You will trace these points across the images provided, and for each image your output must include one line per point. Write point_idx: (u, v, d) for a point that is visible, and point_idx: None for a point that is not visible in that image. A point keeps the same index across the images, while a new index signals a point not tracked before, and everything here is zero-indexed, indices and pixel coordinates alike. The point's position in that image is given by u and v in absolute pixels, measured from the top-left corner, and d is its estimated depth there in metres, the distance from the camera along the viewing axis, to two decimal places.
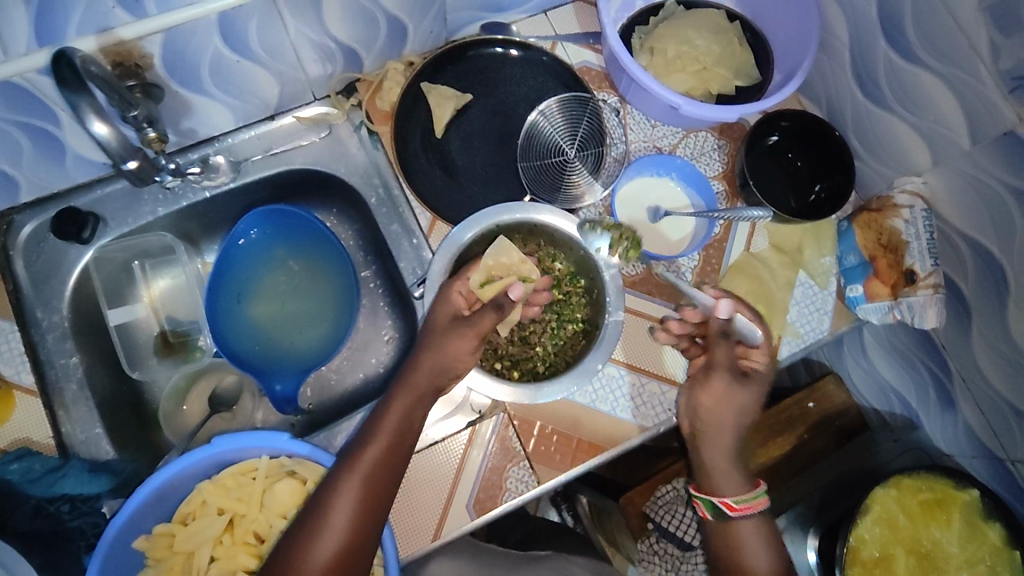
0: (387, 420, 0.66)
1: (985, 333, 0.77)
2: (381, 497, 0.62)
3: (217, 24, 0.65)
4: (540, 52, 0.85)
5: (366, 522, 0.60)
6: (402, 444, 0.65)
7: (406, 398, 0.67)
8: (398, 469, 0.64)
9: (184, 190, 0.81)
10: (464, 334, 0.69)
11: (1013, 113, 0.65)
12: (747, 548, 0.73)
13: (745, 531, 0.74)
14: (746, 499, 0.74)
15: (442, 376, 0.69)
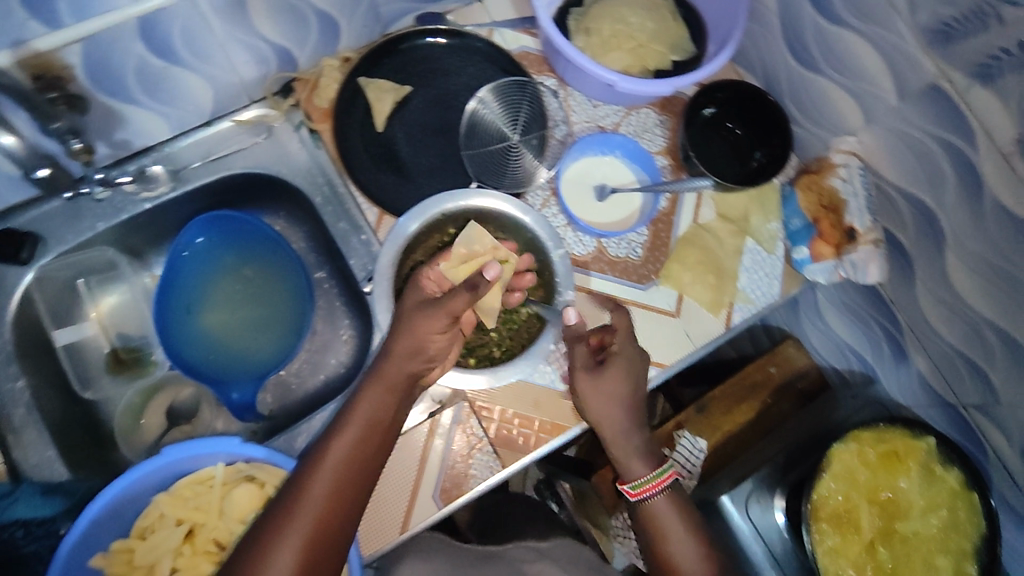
0: (358, 412, 0.62)
1: (928, 283, 0.80)
2: (351, 493, 0.58)
3: (138, 30, 0.64)
4: (474, 38, 0.85)
5: (333, 521, 0.56)
6: (375, 437, 0.62)
7: (377, 387, 0.64)
8: (369, 464, 0.60)
9: (122, 202, 0.79)
10: (435, 316, 0.65)
11: (933, 66, 0.66)
12: (670, 539, 0.70)
13: (659, 513, 0.72)
14: (651, 478, 0.72)
15: (414, 364, 0.66)
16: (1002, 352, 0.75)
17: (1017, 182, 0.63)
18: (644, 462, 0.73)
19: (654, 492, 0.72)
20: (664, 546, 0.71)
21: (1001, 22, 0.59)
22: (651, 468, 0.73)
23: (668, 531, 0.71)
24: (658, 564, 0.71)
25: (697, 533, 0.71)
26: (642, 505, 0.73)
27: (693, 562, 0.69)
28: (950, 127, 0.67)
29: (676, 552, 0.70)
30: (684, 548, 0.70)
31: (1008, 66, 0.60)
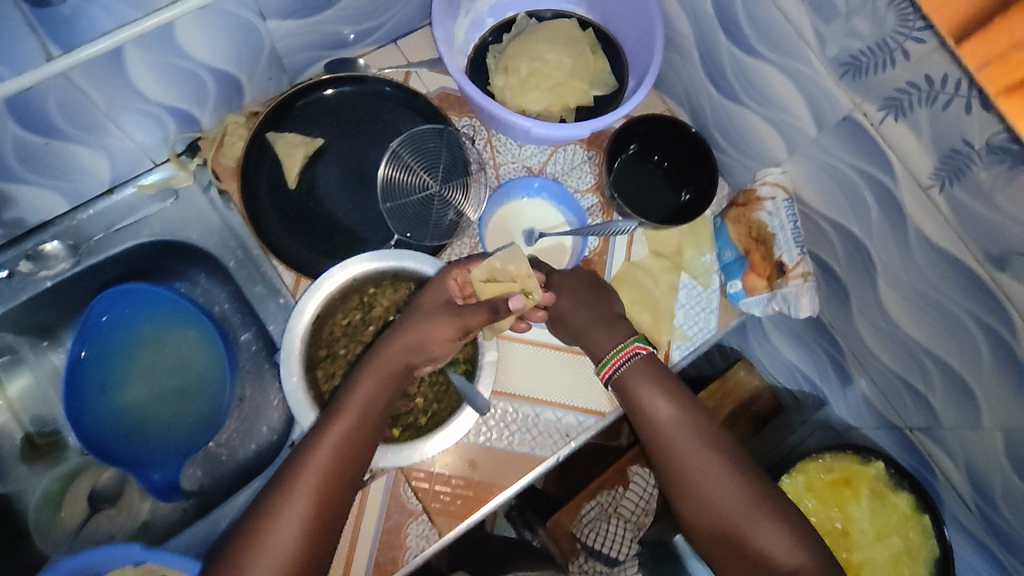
0: (353, 400, 0.63)
1: (864, 310, 0.77)
2: (341, 484, 0.61)
3: (8, 111, 0.59)
4: (380, 82, 0.82)
5: (325, 508, 0.60)
6: (367, 426, 0.63)
7: (375, 375, 0.64)
8: (362, 454, 0.63)
9: (21, 283, 0.75)
10: (446, 323, 0.64)
11: (846, 98, 0.64)
12: (674, 437, 0.69)
13: (643, 398, 0.70)
14: (613, 355, 0.72)
15: (413, 357, 0.65)
16: (941, 380, 0.72)
17: (936, 214, 0.61)
18: (613, 336, 0.73)
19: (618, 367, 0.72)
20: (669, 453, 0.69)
21: (905, 57, 0.56)
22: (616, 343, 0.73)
23: (668, 436, 0.69)
24: (672, 475, 0.69)
25: (698, 429, 0.70)
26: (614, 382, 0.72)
27: (699, 461, 0.68)
28: (868, 158, 0.65)
29: (691, 464, 0.68)
30: (690, 446, 0.69)
31: (916, 100, 0.57)
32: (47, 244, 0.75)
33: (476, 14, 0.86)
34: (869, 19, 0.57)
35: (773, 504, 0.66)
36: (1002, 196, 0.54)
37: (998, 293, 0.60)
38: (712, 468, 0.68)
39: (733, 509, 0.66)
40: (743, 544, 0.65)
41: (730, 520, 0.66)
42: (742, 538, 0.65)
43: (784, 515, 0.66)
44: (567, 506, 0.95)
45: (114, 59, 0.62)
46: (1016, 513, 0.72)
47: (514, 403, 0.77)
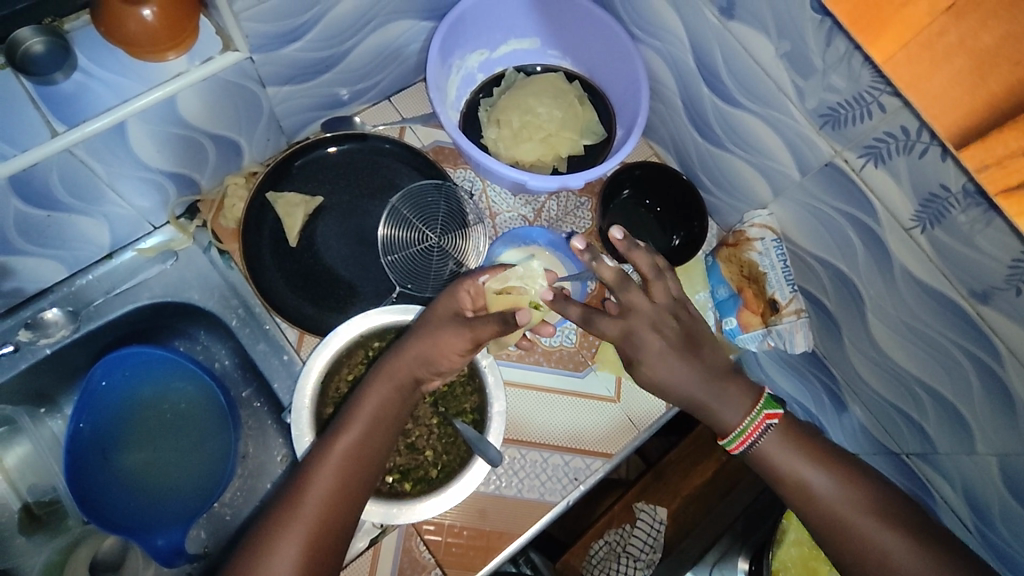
0: (364, 408, 0.65)
1: (856, 343, 0.79)
2: (350, 493, 0.62)
3: (10, 188, 0.60)
4: (381, 139, 0.84)
5: (337, 514, 0.61)
6: (376, 433, 0.65)
7: (384, 384, 0.66)
8: (372, 463, 0.64)
9: (18, 353, 0.74)
10: (458, 335, 0.65)
11: (827, 146, 0.67)
12: (802, 476, 0.65)
13: (778, 455, 0.66)
14: (746, 426, 0.66)
15: (422, 368, 0.67)
16: (933, 408, 0.74)
17: (920, 253, 0.64)
18: (735, 411, 0.66)
19: (756, 437, 0.66)
20: (804, 492, 0.65)
21: (882, 110, 0.59)
22: (740, 420, 0.66)
23: (792, 472, 0.65)
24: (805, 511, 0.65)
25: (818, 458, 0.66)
26: (750, 455, 0.67)
27: (838, 496, 0.64)
28: (851, 201, 0.69)
29: (822, 495, 0.64)
30: (823, 481, 0.65)
31: (894, 149, 0.60)
32: (47, 311, 0.76)
33: (466, 70, 0.89)
34: (845, 76, 0.60)
35: (906, 524, 0.62)
36: (981, 237, 0.57)
37: (984, 326, 0.62)
38: (840, 494, 0.64)
39: (857, 523, 0.63)
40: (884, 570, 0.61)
41: (865, 543, 0.62)
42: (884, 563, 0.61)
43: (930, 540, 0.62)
44: (575, 545, 0.96)
45: (118, 133, 0.63)
46: (1015, 534, 0.74)
47: (521, 450, 0.77)
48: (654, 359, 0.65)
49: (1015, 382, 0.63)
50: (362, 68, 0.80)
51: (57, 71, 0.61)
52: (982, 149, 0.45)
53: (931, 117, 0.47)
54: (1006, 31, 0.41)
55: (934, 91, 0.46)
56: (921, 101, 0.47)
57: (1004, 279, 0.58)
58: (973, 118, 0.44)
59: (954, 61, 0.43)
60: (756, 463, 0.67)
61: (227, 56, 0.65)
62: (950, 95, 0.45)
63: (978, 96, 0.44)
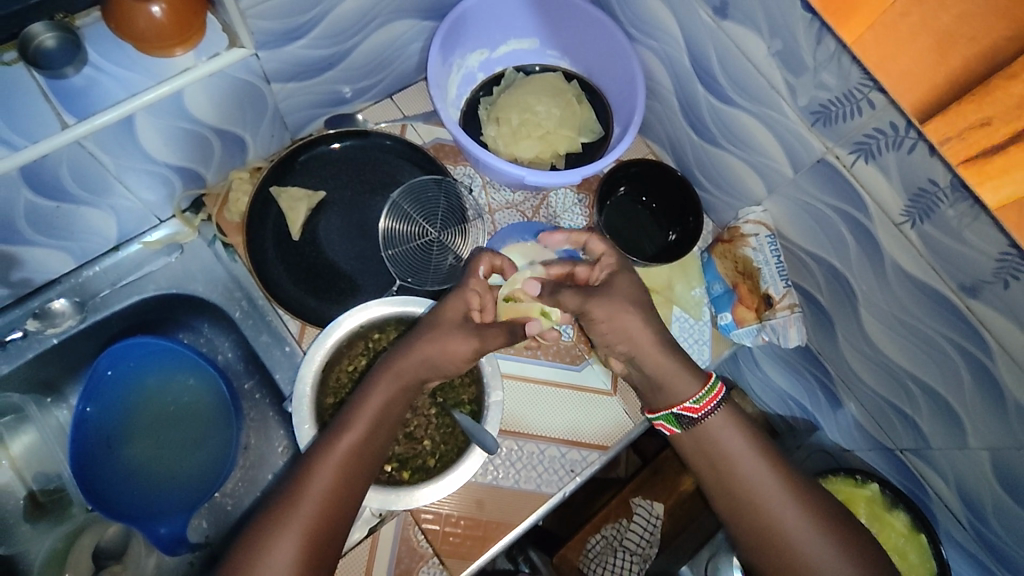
0: (369, 407, 0.65)
1: (849, 338, 0.81)
2: (350, 491, 0.63)
3: (21, 179, 0.61)
4: (383, 136, 0.86)
5: (337, 512, 0.62)
6: (378, 432, 0.66)
7: (390, 385, 0.66)
8: (373, 460, 0.65)
9: (26, 342, 0.76)
10: (466, 341, 0.67)
11: (819, 143, 0.68)
12: (736, 457, 0.69)
13: (719, 435, 0.70)
14: (701, 398, 0.70)
15: (427, 370, 0.68)
16: (925, 402, 0.75)
17: (910, 247, 0.65)
18: (694, 382, 0.71)
19: (710, 409, 0.70)
20: (735, 470, 0.69)
21: (871, 107, 0.60)
22: (702, 386, 0.70)
23: (731, 450, 0.69)
24: (730, 487, 0.69)
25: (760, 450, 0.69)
26: (699, 428, 0.70)
27: (767, 479, 0.68)
28: (842, 197, 0.70)
29: (750, 475, 0.68)
30: (754, 462, 0.69)
31: (883, 145, 0.61)
32: (54, 302, 0.77)
33: (467, 70, 0.90)
34: (835, 74, 0.61)
35: (818, 507, 0.67)
36: (968, 230, 0.58)
37: (973, 319, 0.64)
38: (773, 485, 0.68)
39: (781, 514, 0.66)
40: (787, 548, 0.65)
41: (778, 523, 0.66)
42: (792, 544, 0.65)
43: (835, 524, 0.67)
44: (572, 539, 0.97)
45: (126, 126, 0.65)
46: (1006, 527, 0.75)
47: (518, 441, 0.79)
48: (619, 305, 0.70)
49: (1004, 374, 0.64)
50: (364, 67, 0.82)
51: (67, 66, 0.62)
52: (945, 123, 0.47)
53: (898, 93, 0.49)
54: (960, 11, 0.43)
55: (900, 70, 0.48)
56: (890, 81, 0.49)
57: (991, 272, 0.59)
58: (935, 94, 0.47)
59: (919, 41, 0.46)
60: (698, 438, 0.71)
61: (233, 52, 0.66)
62: (917, 69, 0.47)
63: (940, 73, 0.46)
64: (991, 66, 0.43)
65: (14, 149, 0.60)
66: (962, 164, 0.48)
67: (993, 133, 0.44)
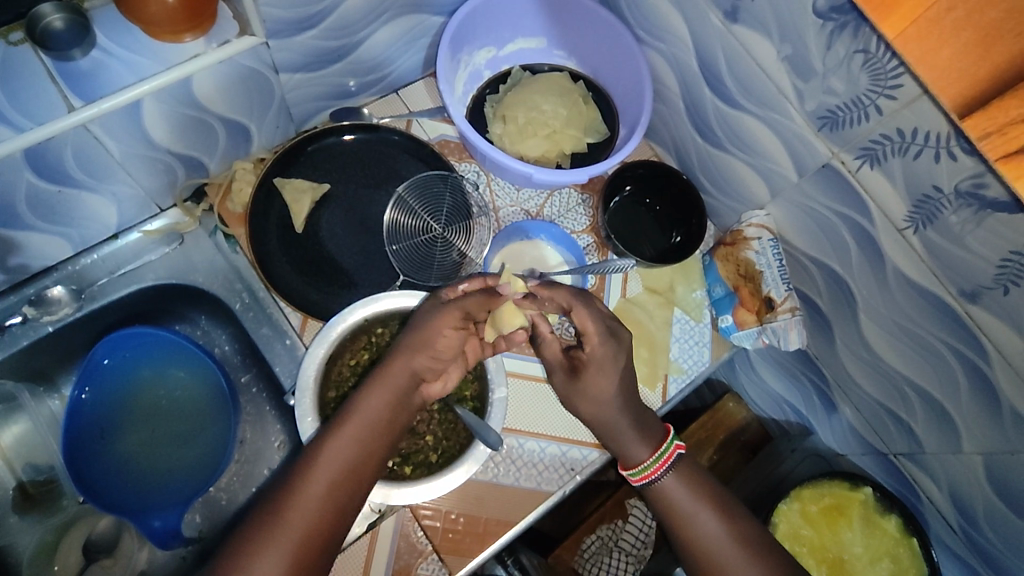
0: (356, 411, 0.64)
1: (848, 343, 0.81)
2: (336, 500, 0.61)
3: (23, 161, 0.60)
4: (390, 131, 0.85)
5: (325, 520, 0.60)
6: (371, 439, 0.64)
7: (379, 389, 0.66)
8: (366, 465, 0.64)
9: (22, 329, 0.74)
10: (445, 311, 0.68)
11: (825, 148, 0.69)
12: (688, 516, 0.69)
13: (671, 495, 0.70)
14: (650, 464, 0.70)
15: (416, 367, 0.67)
16: (922, 408, 0.76)
17: (912, 253, 0.66)
18: (647, 445, 0.71)
19: (660, 474, 0.70)
20: (689, 529, 0.68)
21: (879, 112, 0.61)
22: (654, 450, 0.71)
23: (683, 510, 0.69)
24: (684, 545, 0.69)
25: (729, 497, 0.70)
26: (651, 488, 0.71)
27: (715, 535, 0.68)
28: (846, 203, 0.70)
29: (701, 534, 0.68)
30: (707, 522, 0.68)
31: (889, 150, 0.62)
32: (50, 289, 0.76)
33: (474, 67, 0.91)
34: (844, 79, 0.62)
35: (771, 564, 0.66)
36: (972, 237, 0.60)
37: (972, 325, 0.65)
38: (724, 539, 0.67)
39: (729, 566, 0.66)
40: None
41: None
42: None
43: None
44: (568, 539, 0.96)
45: (132, 111, 0.64)
46: (998, 532, 0.76)
47: (520, 439, 0.78)
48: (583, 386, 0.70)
49: (1001, 381, 0.65)
50: (372, 60, 0.82)
51: (75, 48, 0.62)
52: (987, 118, 0.47)
53: (938, 88, 0.49)
54: (1010, 5, 0.43)
55: (942, 63, 0.48)
56: (931, 75, 0.49)
57: (992, 278, 0.60)
58: (977, 89, 0.47)
59: (962, 35, 0.46)
60: (652, 497, 0.71)
61: (244, 40, 0.66)
62: (957, 66, 0.47)
63: (983, 68, 0.46)
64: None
65: (18, 131, 0.59)
66: (1000, 159, 0.48)
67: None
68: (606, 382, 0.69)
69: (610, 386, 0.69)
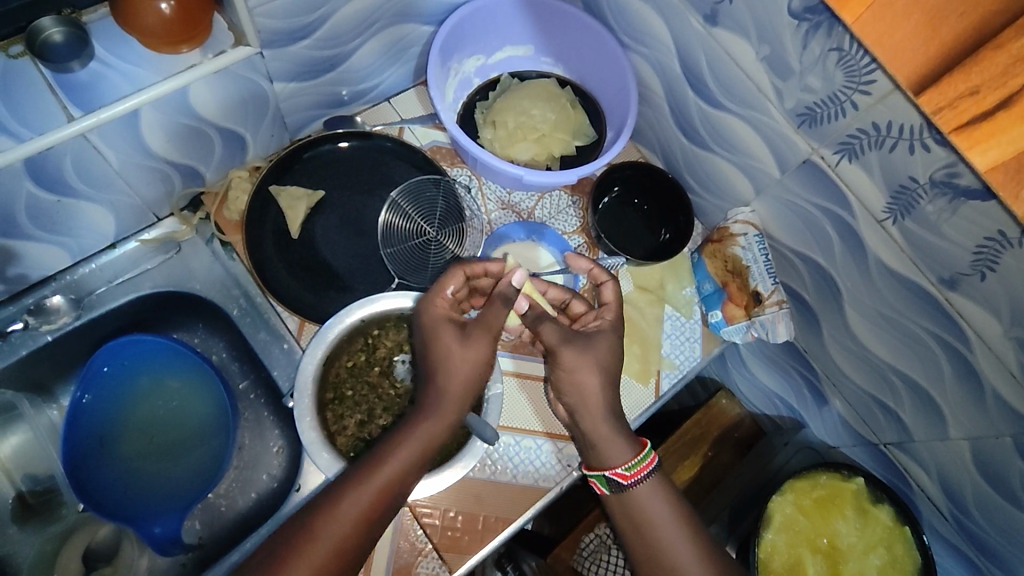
0: (403, 448, 0.67)
1: (834, 335, 0.83)
2: (373, 530, 0.63)
3: (23, 170, 0.61)
4: (382, 137, 0.87)
5: (360, 537, 0.63)
6: (416, 472, 0.67)
7: (431, 421, 0.68)
8: (406, 495, 0.66)
9: (21, 337, 0.76)
10: (486, 342, 0.70)
11: (805, 144, 0.71)
12: (656, 523, 0.70)
13: (645, 499, 0.71)
14: (633, 466, 0.71)
15: (467, 399, 0.70)
16: (909, 397, 0.78)
17: (892, 244, 0.68)
18: (627, 449, 0.72)
19: (643, 475, 0.71)
20: (655, 535, 0.70)
21: (855, 107, 0.63)
22: (634, 454, 0.71)
23: (651, 515, 0.70)
24: (644, 549, 0.70)
25: None
26: (630, 490, 0.71)
27: (681, 545, 0.69)
28: (828, 196, 0.73)
29: (669, 542, 0.69)
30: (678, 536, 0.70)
31: (866, 144, 0.65)
32: (49, 298, 0.77)
33: (463, 74, 0.93)
34: (820, 77, 0.65)
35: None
36: (948, 226, 0.62)
37: (952, 311, 0.67)
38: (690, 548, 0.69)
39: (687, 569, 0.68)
40: None
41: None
42: None
43: None
44: (566, 539, 0.96)
45: (131, 121, 0.65)
46: (988, 518, 0.78)
47: (516, 437, 0.80)
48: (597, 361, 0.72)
49: (983, 364, 0.67)
50: (362, 70, 0.83)
51: (73, 61, 0.63)
52: (939, 94, 0.51)
53: (894, 67, 0.53)
54: None
55: (896, 45, 0.52)
56: (888, 57, 0.52)
57: (969, 265, 0.62)
58: (928, 67, 0.50)
59: (913, 17, 0.49)
60: (626, 498, 0.72)
61: (238, 50, 0.67)
62: (911, 48, 0.51)
63: (932, 47, 0.49)
64: (978, 37, 0.47)
65: (19, 141, 0.60)
66: (952, 132, 0.51)
67: (981, 102, 0.48)
68: (590, 381, 0.71)
69: (595, 386, 0.71)
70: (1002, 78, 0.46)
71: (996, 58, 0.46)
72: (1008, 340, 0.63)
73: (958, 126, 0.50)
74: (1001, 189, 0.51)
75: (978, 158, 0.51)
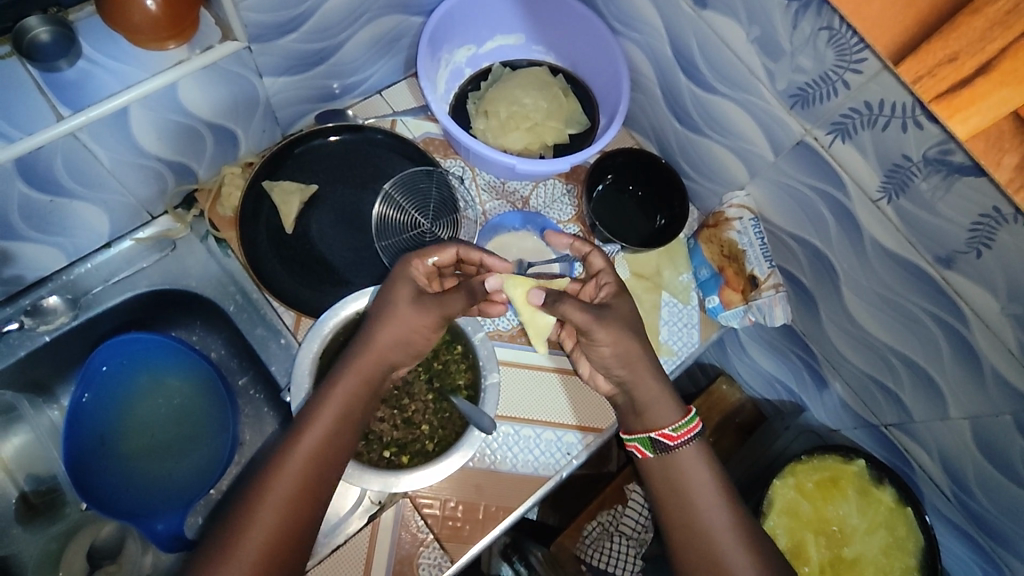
0: (326, 409, 0.66)
1: (832, 317, 0.83)
2: (311, 501, 0.63)
3: (15, 170, 0.61)
4: (374, 130, 0.87)
5: (301, 508, 0.62)
6: (344, 430, 0.66)
7: (350, 379, 0.67)
8: (339, 455, 0.66)
9: (19, 338, 0.76)
10: (424, 312, 0.69)
11: (798, 125, 0.71)
12: (693, 489, 0.70)
13: (688, 463, 0.72)
14: (682, 427, 0.72)
15: (389, 355, 0.69)
16: (909, 377, 0.78)
17: (887, 223, 0.68)
18: (677, 409, 0.73)
19: (689, 438, 0.72)
20: (690, 501, 0.70)
21: (846, 87, 0.63)
22: (682, 416, 0.73)
23: (692, 479, 0.71)
24: (682, 513, 0.70)
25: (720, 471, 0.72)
26: (675, 451, 0.72)
27: (717, 511, 0.69)
28: (822, 177, 0.72)
29: (706, 508, 0.69)
30: (680, 521, 0.70)
31: (859, 123, 0.64)
32: (46, 299, 0.77)
33: (454, 65, 0.93)
34: (811, 57, 0.64)
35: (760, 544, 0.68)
36: (943, 203, 0.61)
37: (949, 290, 0.66)
38: (728, 515, 0.69)
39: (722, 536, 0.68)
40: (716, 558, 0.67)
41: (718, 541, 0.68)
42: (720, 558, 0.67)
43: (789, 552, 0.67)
44: (568, 527, 0.97)
45: (120, 119, 0.65)
46: (990, 497, 0.78)
47: (515, 426, 0.80)
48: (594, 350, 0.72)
49: (981, 342, 0.66)
50: (351, 62, 0.83)
51: (61, 59, 0.63)
52: (918, 62, 0.55)
53: (872, 38, 0.57)
54: None
55: (874, 17, 0.56)
56: (865, 28, 0.57)
57: (965, 242, 0.62)
58: (906, 35, 0.55)
59: None
60: (669, 460, 0.72)
61: (226, 46, 0.67)
62: (889, 19, 0.55)
63: (909, 16, 0.54)
64: (954, 5, 0.51)
65: (9, 141, 0.60)
66: (932, 101, 0.56)
67: (959, 68, 0.53)
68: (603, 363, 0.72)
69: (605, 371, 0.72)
70: (979, 43, 0.51)
71: (974, 22, 0.50)
72: (1006, 317, 0.63)
73: (936, 95, 0.55)
74: (981, 157, 0.56)
75: (958, 127, 0.55)
